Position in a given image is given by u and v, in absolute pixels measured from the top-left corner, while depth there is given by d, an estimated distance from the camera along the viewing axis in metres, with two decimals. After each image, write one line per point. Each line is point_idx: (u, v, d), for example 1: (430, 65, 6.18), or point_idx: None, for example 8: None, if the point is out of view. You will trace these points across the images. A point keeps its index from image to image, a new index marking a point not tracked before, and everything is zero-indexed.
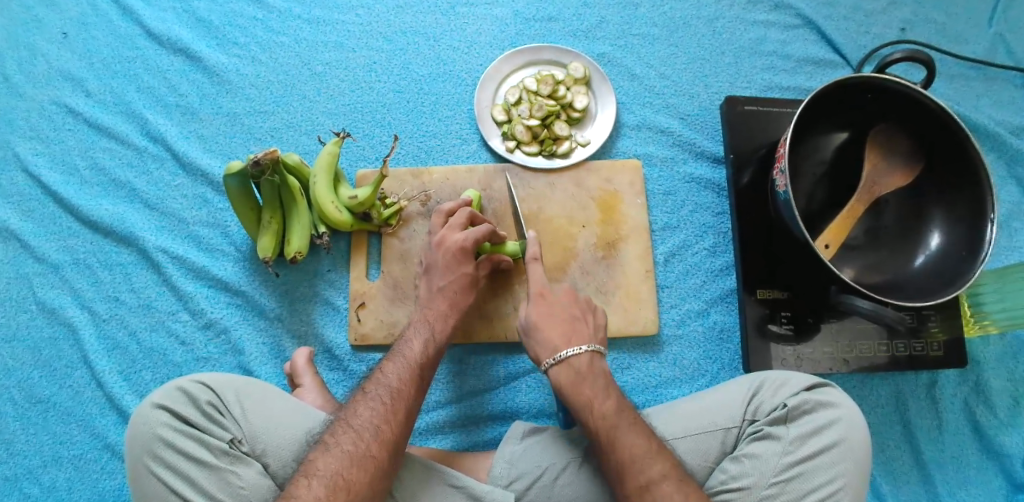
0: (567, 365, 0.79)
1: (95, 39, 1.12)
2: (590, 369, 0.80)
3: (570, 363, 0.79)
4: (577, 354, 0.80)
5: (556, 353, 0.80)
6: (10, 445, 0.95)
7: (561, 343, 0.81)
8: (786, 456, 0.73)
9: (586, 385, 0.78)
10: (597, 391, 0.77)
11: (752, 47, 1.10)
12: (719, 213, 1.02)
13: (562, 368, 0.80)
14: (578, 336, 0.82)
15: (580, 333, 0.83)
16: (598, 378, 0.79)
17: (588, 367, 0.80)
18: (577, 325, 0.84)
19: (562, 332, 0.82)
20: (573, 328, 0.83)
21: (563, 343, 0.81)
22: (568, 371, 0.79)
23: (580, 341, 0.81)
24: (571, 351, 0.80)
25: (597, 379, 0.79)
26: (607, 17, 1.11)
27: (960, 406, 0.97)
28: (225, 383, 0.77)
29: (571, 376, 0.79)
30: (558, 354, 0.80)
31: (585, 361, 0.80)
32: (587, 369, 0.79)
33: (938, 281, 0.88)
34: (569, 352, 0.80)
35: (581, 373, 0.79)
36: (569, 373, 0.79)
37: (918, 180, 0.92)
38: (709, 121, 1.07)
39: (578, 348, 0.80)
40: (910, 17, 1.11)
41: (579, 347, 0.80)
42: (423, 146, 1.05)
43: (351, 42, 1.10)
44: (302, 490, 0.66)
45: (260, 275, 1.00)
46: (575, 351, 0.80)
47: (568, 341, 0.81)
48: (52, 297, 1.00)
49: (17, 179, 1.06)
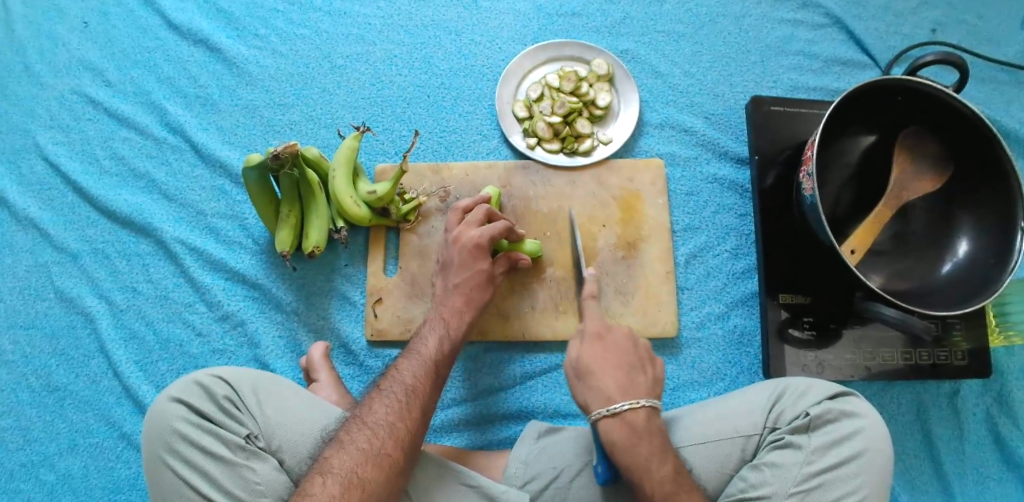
0: (622, 420, 0.72)
1: (116, 29, 1.12)
2: (648, 427, 0.72)
3: (625, 419, 0.72)
4: (634, 408, 0.72)
5: (608, 405, 0.73)
6: (27, 432, 0.96)
7: (615, 394, 0.74)
8: (807, 465, 0.72)
9: (642, 445, 0.71)
10: (654, 453, 0.71)
11: (779, 46, 1.08)
12: (742, 215, 1.01)
13: (615, 422, 0.72)
14: (638, 391, 0.74)
15: (637, 386, 0.75)
16: (656, 438, 0.72)
17: (646, 426, 0.72)
18: (635, 377, 0.76)
19: (619, 385, 0.74)
20: (631, 381, 0.75)
21: (616, 394, 0.74)
22: (625, 429, 0.72)
23: (637, 395, 0.74)
24: (626, 405, 0.73)
25: (654, 439, 0.72)
26: (631, 14, 1.09)
27: (983, 417, 0.95)
28: (241, 377, 0.77)
29: (626, 432, 0.72)
30: (611, 406, 0.73)
31: (642, 418, 0.72)
32: (646, 429, 0.72)
33: (965, 290, 0.86)
34: (625, 405, 0.72)
35: (638, 432, 0.72)
36: (624, 429, 0.72)
37: (948, 185, 0.90)
38: (733, 121, 1.05)
39: (635, 403, 0.73)
40: (942, 18, 1.09)
41: (636, 401, 0.73)
42: (443, 141, 1.04)
43: (372, 35, 1.09)
44: (317, 488, 0.65)
45: (277, 268, 0.99)
46: (632, 406, 0.73)
47: (624, 393, 0.74)
48: (71, 287, 1.00)
49: (38, 168, 1.06)
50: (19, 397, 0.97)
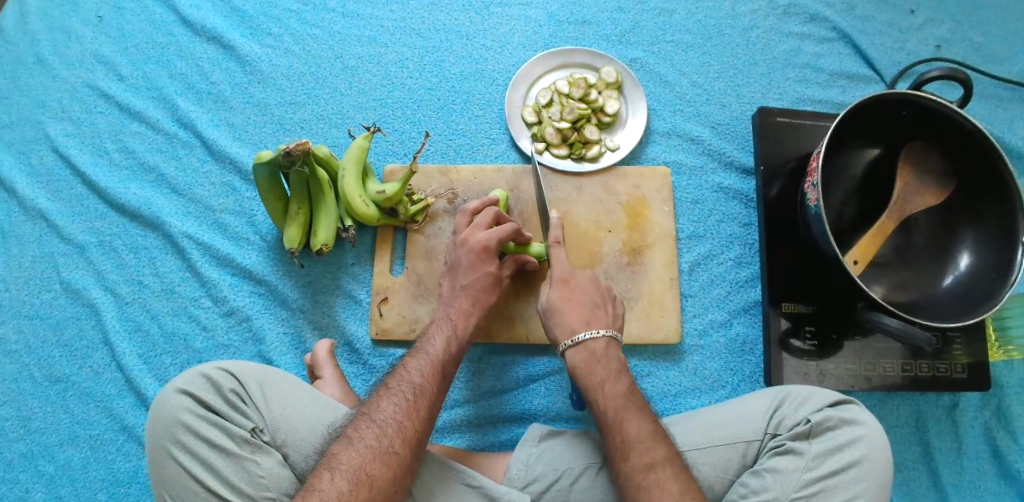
0: (584, 348, 0.80)
1: (130, 24, 1.13)
2: (605, 353, 0.80)
3: (587, 346, 0.80)
4: (593, 338, 0.80)
5: (573, 335, 0.81)
6: (28, 422, 0.96)
7: (578, 325, 0.82)
8: (809, 472, 0.72)
9: (599, 368, 0.79)
10: (609, 374, 0.78)
11: (786, 59, 1.09)
12: (746, 225, 1.02)
13: (579, 349, 0.80)
14: (598, 322, 0.82)
15: (599, 319, 0.83)
16: (612, 363, 0.80)
17: (604, 352, 0.80)
18: (598, 312, 0.83)
19: (582, 317, 0.82)
20: (593, 315, 0.83)
21: (580, 326, 0.81)
22: (583, 354, 0.80)
23: (597, 325, 0.82)
24: (587, 334, 0.81)
25: (610, 362, 0.80)
26: (641, 22, 1.11)
27: (981, 430, 0.95)
28: (248, 371, 0.77)
29: (586, 358, 0.80)
30: (575, 335, 0.81)
31: (600, 346, 0.80)
32: (604, 353, 0.80)
33: (966, 302, 0.87)
34: (586, 335, 0.80)
35: (597, 356, 0.80)
36: (585, 355, 0.80)
37: (949, 199, 0.91)
38: (740, 131, 1.06)
39: (596, 333, 0.81)
40: (946, 35, 1.10)
41: (596, 331, 0.81)
42: (452, 144, 1.05)
43: (384, 37, 1.10)
44: (325, 484, 0.66)
45: (284, 265, 1.00)
46: (592, 335, 0.80)
47: (585, 325, 0.82)
48: (77, 278, 1.01)
49: (48, 159, 1.07)
50: (21, 387, 0.97)
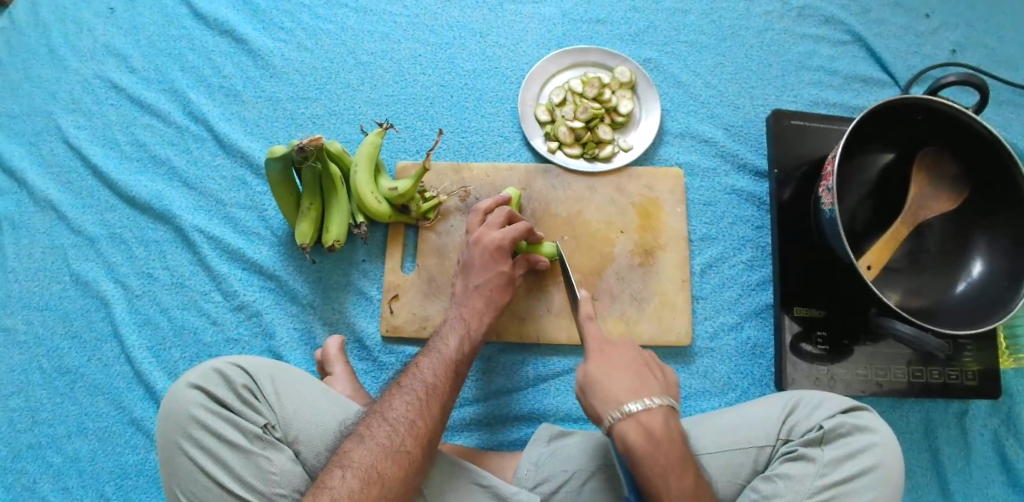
0: (637, 424, 0.68)
1: (143, 16, 1.12)
2: (665, 432, 0.68)
3: (641, 422, 0.68)
4: (648, 411, 0.69)
5: (623, 408, 0.69)
6: (36, 413, 0.96)
7: (624, 394, 0.70)
8: (820, 478, 0.72)
9: (660, 453, 0.67)
10: (672, 462, 0.67)
11: (800, 61, 1.09)
12: (758, 227, 1.01)
13: (632, 426, 0.68)
14: (649, 389, 0.71)
15: (650, 387, 0.71)
16: (675, 447, 0.68)
17: (662, 430, 0.68)
18: (645, 377, 0.73)
19: (629, 386, 0.71)
20: (642, 381, 0.72)
21: (628, 395, 0.70)
22: (640, 434, 0.68)
23: (649, 394, 0.70)
24: (639, 406, 0.69)
25: (675, 451, 0.68)
26: (656, 23, 1.10)
27: (990, 438, 0.95)
28: (260, 367, 0.77)
29: (642, 439, 0.68)
30: (625, 408, 0.69)
31: (658, 423, 0.69)
32: (665, 434, 0.68)
33: (979, 309, 0.87)
34: (638, 408, 0.69)
35: (656, 438, 0.68)
36: (640, 432, 0.68)
37: (963, 206, 0.91)
38: (753, 133, 1.05)
39: (649, 404, 0.69)
40: (962, 40, 1.10)
41: (651, 402, 0.69)
42: (465, 141, 1.05)
43: (398, 33, 1.10)
44: (336, 481, 0.66)
45: (295, 260, 1.00)
46: (645, 406, 0.69)
47: (634, 394, 0.70)
48: (86, 270, 1.01)
49: (58, 150, 1.06)
50: (30, 378, 0.97)
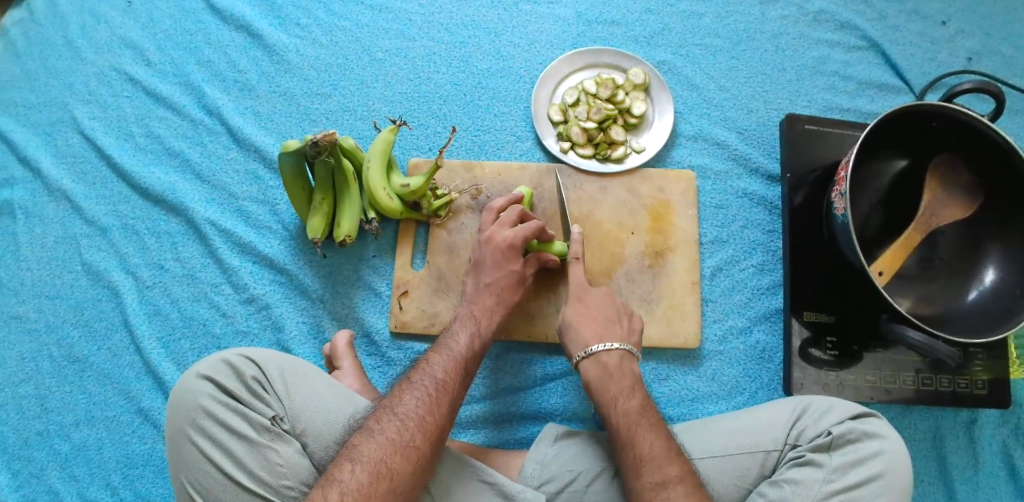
0: (596, 359, 0.81)
1: (159, 10, 1.13)
2: (619, 369, 0.81)
3: (599, 359, 0.81)
4: (607, 350, 0.81)
5: (585, 348, 0.82)
6: (45, 400, 0.96)
7: (591, 338, 0.83)
8: (828, 484, 0.72)
9: (612, 381, 0.80)
10: (622, 389, 0.79)
11: (815, 66, 1.09)
12: (770, 231, 1.01)
13: (591, 361, 0.82)
14: (611, 335, 0.83)
15: (613, 333, 0.84)
16: (625, 377, 0.80)
17: (616, 366, 0.81)
18: (611, 327, 0.85)
19: (596, 332, 0.83)
20: (608, 327, 0.84)
21: (592, 339, 0.83)
22: (596, 367, 0.81)
23: (612, 339, 0.83)
24: (601, 346, 0.82)
25: (624, 378, 0.80)
26: (670, 25, 1.10)
27: (998, 448, 0.95)
28: (270, 359, 0.77)
29: (599, 372, 0.81)
30: (588, 348, 0.82)
31: (614, 359, 0.81)
32: (617, 368, 0.81)
33: (991, 318, 0.86)
34: (599, 347, 0.82)
35: (609, 370, 0.81)
36: (597, 368, 0.81)
37: (979, 213, 0.90)
38: (766, 137, 1.05)
39: (608, 345, 0.82)
40: (978, 48, 1.09)
41: (610, 344, 0.82)
42: (477, 140, 1.05)
43: (412, 31, 1.10)
44: (345, 475, 0.66)
45: (306, 255, 1.00)
46: (605, 347, 0.82)
47: (599, 338, 0.83)
48: (98, 260, 1.01)
49: (73, 141, 1.07)
50: (39, 366, 0.98)
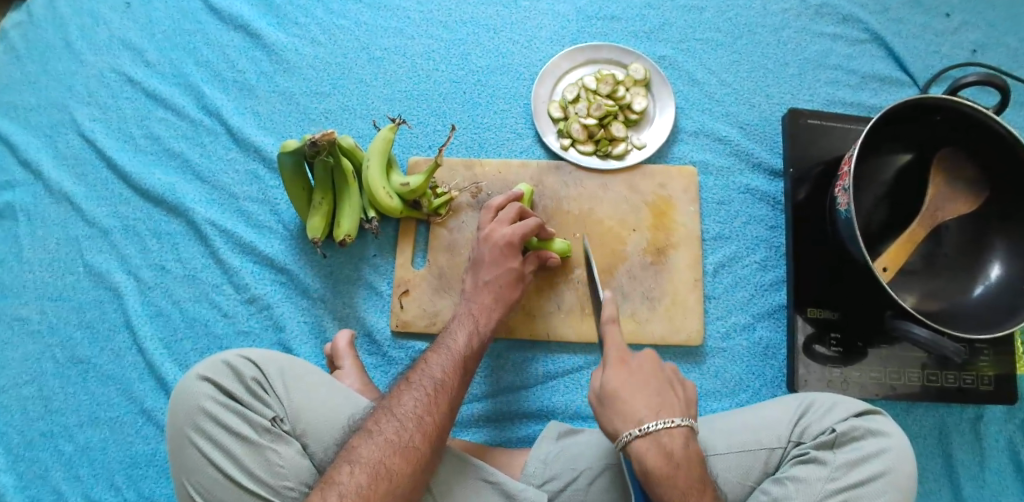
0: (656, 443, 0.66)
1: (158, 11, 1.13)
2: (684, 452, 0.67)
3: (658, 439, 0.67)
4: (669, 430, 0.67)
5: (641, 426, 0.67)
6: (49, 402, 0.97)
7: (645, 413, 0.68)
8: (831, 482, 0.71)
9: (680, 475, 0.66)
10: (692, 486, 0.66)
11: (817, 60, 1.08)
12: (773, 227, 1.00)
13: (648, 443, 0.67)
14: (670, 410, 0.69)
15: (671, 406, 0.69)
16: (693, 465, 0.67)
17: (682, 452, 0.67)
18: (667, 398, 0.70)
19: (650, 405, 0.68)
20: (663, 400, 0.69)
21: (648, 415, 0.68)
22: (658, 454, 0.66)
23: (671, 414, 0.68)
24: (660, 425, 0.67)
25: (692, 467, 0.67)
26: (671, 20, 1.09)
27: (1005, 444, 0.94)
28: (270, 360, 0.77)
29: (662, 459, 0.66)
30: (644, 426, 0.67)
31: (678, 443, 0.67)
32: (683, 454, 0.67)
33: (997, 313, 0.85)
34: (658, 426, 0.67)
35: (674, 458, 0.66)
36: (658, 454, 0.66)
37: (985, 207, 0.89)
38: (768, 132, 1.04)
39: (670, 423, 0.67)
40: (982, 40, 1.08)
41: (671, 422, 0.67)
42: (477, 138, 1.04)
43: (411, 29, 1.10)
44: (344, 476, 0.66)
45: (307, 255, 1.00)
46: (665, 426, 0.67)
47: (656, 414, 0.68)
48: (100, 261, 1.01)
49: (74, 142, 1.07)
50: (43, 367, 0.98)
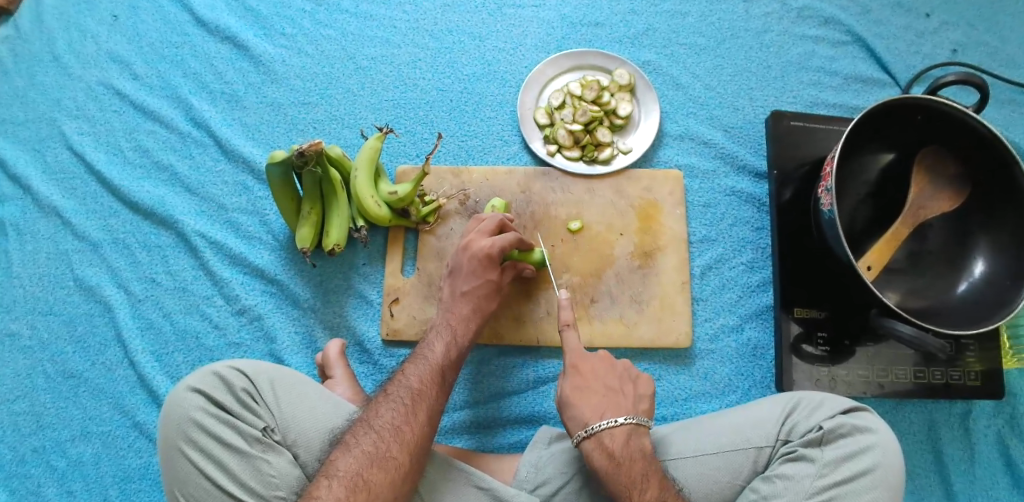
0: (599, 442, 0.73)
1: (144, 23, 1.13)
2: (627, 451, 0.73)
3: (602, 437, 0.73)
4: (612, 428, 0.73)
5: (586, 426, 0.74)
6: (40, 417, 0.96)
7: (591, 415, 0.75)
8: (820, 479, 0.72)
9: (622, 471, 0.72)
10: (635, 479, 0.71)
11: (801, 62, 1.09)
12: (759, 228, 1.01)
13: (594, 443, 0.73)
14: (615, 409, 0.75)
15: (617, 406, 0.76)
16: (637, 461, 0.72)
17: (624, 450, 0.73)
18: (615, 398, 0.77)
19: (596, 406, 0.76)
20: (610, 401, 0.76)
21: (594, 416, 0.74)
22: (601, 450, 0.73)
23: (616, 413, 0.75)
24: (605, 424, 0.74)
25: (636, 462, 0.72)
26: (655, 25, 1.11)
27: (994, 438, 0.95)
28: (260, 370, 0.77)
29: (606, 457, 0.72)
30: (590, 426, 0.74)
31: (620, 441, 0.73)
32: (626, 453, 0.73)
33: (982, 308, 0.86)
34: (602, 425, 0.73)
35: (616, 457, 0.72)
36: (603, 453, 0.73)
37: (967, 204, 0.90)
38: (753, 134, 1.05)
39: (613, 421, 0.73)
40: (963, 39, 1.09)
41: (615, 419, 0.74)
42: (464, 145, 1.05)
43: (397, 38, 1.10)
44: (322, 490, 0.66)
45: (296, 265, 1.00)
46: (609, 425, 0.73)
47: (601, 414, 0.75)
48: (90, 275, 1.02)
49: (62, 156, 1.08)
50: (34, 382, 0.98)
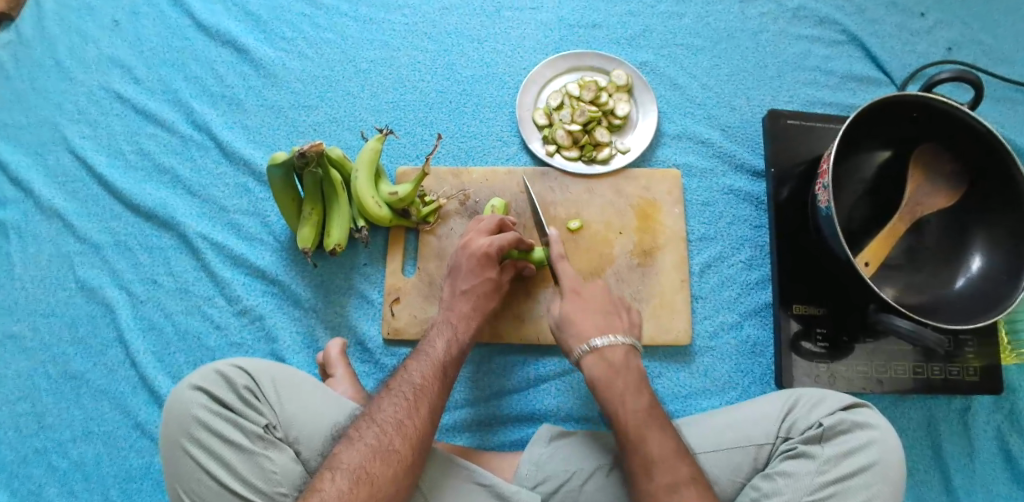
0: (601, 357, 0.77)
1: (146, 28, 1.14)
2: (624, 363, 0.77)
3: (603, 354, 0.77)
4: (611, 345, 0.78)
5: (589, 341, 0.78)
6: (42, 418, 0.97)
7: (592, 332, 0.79)
8: (820, 475, 0.72)
9: (618, 380, 0.76)
10: (628, 388, 0.75)
11: (796, 62, 1.10)
12: (757, 227, 1.02)
13: (596, 357, 0.78)
14: (614, 329, 0.80)
15: (615, 326, 0.80)
16: (632, 375, 0.77)
17: (622, 362, 0.77)
18: (612, 318, 0.81)
19: (597, 324, 0.80)
20: (609, 321, 0.81)
21: (595, 333, 0.79)
22: (602, 365, 0.77)
23: (615, 332, 0.79)
24: (605, 341, 0.78)
25: (630, 375, 0.76)
26: (652, 26, 1.12)
27: (993, 433, 0.95)
28: (262, 367, 0.78)
29: (604, 369, 0.77)
30: (592, 342, 0.78)
31: (620, 355, 0.77)
32: (622, 364, 0.77)
33: (979, 303, 0.87)
34: (603, 342, 0.78)
35: (614, 368, 0.77)
36: (602, 366, 0.77)
37: (964, 200, 0.91)
38: (750, 134, 1.06)
39: (613, 340, 0.78)
40: (957, 38, 1.10)
41: (614, 338, 0.78)
42: (464, 146, 1.06)
43: (396, 41, 1.11)
44: (325, 484, 0.67)
45: (297, 265, 1.01)
46: (610, 342, 0.78)
47: (602, 332, 0.79)
48: (91, 277, 1.02)
49: (64, 160, 1.08)
50: (36, 384, 0.98)
